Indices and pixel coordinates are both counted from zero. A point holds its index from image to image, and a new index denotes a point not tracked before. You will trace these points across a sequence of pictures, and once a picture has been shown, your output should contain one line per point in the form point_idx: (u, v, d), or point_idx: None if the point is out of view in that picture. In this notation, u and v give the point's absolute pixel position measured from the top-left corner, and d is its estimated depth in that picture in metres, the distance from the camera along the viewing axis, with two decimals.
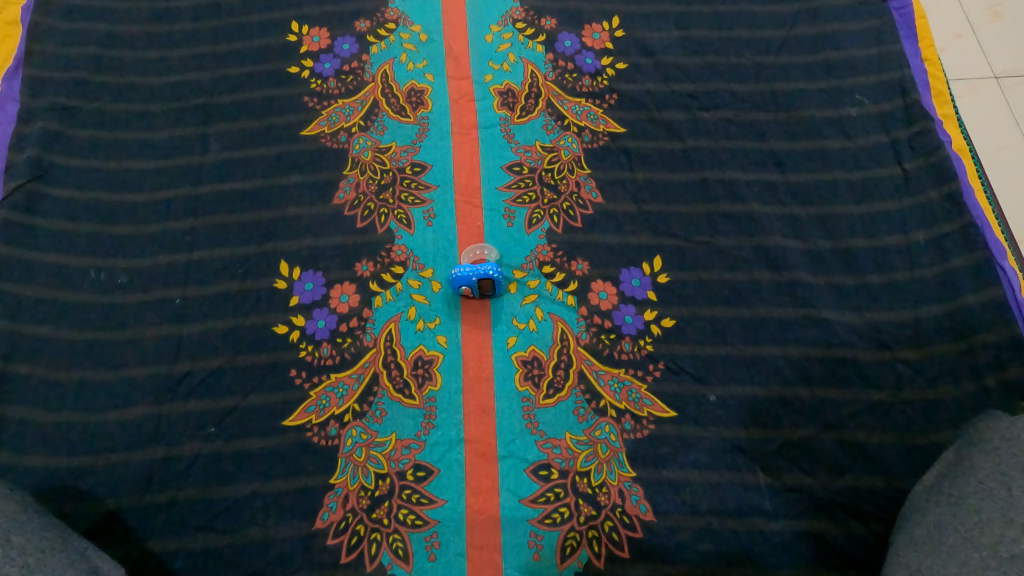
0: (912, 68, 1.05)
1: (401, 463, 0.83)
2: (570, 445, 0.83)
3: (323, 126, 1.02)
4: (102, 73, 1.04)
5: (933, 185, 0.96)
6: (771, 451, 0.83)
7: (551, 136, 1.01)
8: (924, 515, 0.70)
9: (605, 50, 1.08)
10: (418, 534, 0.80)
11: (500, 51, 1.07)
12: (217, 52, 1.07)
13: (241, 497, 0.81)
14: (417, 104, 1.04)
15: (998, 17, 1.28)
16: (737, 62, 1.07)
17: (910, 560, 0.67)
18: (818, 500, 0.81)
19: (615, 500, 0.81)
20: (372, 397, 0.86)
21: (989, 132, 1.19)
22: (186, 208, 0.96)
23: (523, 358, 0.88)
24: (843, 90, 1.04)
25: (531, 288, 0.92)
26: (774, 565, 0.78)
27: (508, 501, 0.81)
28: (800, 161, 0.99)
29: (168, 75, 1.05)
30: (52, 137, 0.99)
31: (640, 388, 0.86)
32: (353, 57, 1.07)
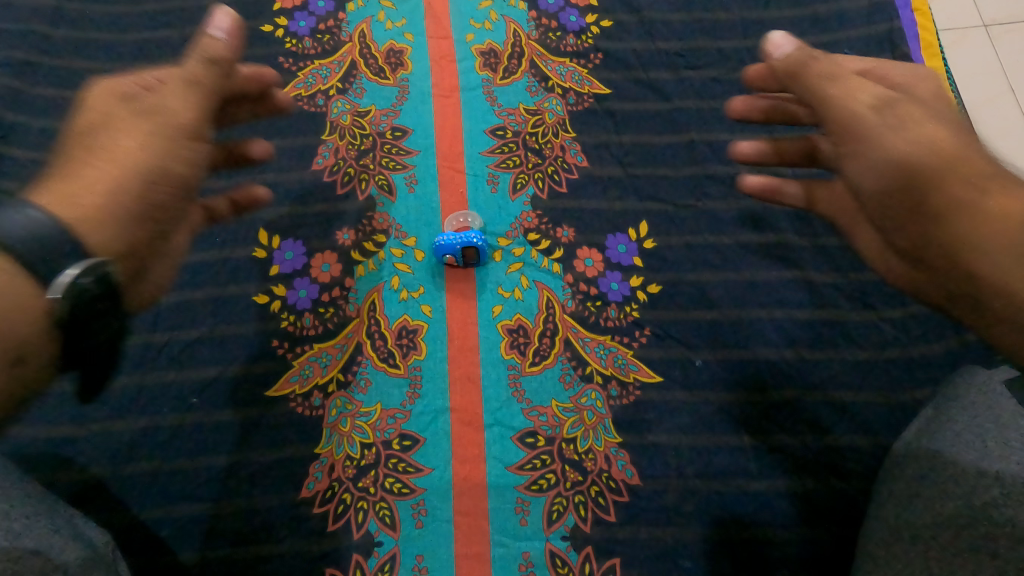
0: (903, 20, 1.03)
1: (387, 433, 0.82)
2: (556, 413, 0.83)
3: (300, 88, 0.98)
4: (62, 29, 1.00)
5: None
6: (755, 413, 0.83)
7: (535, 98, 0.99)
8: (901, 471, 0.71)
9: (589, 7, 1.05)
10: (405, 502, 0.80)
11: (481, 10, 1.04)
12: (185, 8, 1.03)
13: (226, 467, 0.80)
14: (396, 65, 1.00)
15: None
16: (724, 18, 1.05)
17: (885, 514, 0.68)
18: (801, 460, 0.81)
19: (601, 465, 0.81)
20: (356, 366, 0.85)
21: (979, 86, 1.17)
22: None
23: (509, 326, 0.87)
24: (832, 45, 1.02)
25: (516, 256, 0.91)
26: (758, 524, 0.79)
27: (495, 468, 0.81)
28: None
29: (134, 32, 1.01)
30: (11, 96, 0.95)
31: (626, 355, 0.86)
32: (329, 15, 1.03)
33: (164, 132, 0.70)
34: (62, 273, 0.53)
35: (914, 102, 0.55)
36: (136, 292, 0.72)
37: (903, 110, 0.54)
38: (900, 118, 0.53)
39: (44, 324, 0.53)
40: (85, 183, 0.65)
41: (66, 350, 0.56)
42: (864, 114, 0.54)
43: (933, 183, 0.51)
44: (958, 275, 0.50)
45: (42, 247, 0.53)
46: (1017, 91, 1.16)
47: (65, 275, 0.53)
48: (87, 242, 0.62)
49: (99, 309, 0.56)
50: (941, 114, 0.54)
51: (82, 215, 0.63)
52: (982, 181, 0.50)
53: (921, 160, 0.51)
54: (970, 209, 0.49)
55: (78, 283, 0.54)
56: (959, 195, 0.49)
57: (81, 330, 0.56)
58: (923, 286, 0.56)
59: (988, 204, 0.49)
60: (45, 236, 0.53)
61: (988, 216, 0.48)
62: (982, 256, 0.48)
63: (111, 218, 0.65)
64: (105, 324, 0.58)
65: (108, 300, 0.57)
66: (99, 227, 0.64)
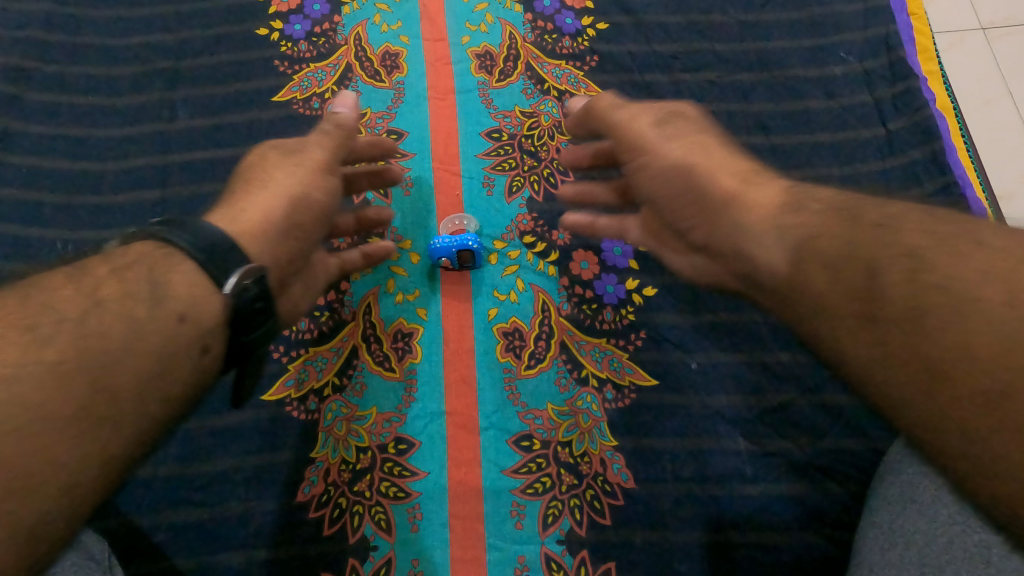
0: (898, 24, 1.03)
1: (382, 436, 0.82)
2: (552, 416, 0.83)
3: (295, 92, 0.98)
4: (59, 34, 1.01)
5: (916, 146, 0.96)
6: (751, 416, 0.83)
7: (530, 100, 0.99)
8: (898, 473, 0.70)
9: (585, 9, 1.05)
10: (400, 506, 0.79)
11: (477, 12, 1.04)
12: (181, 12, 1.03)
13: (221, 472, 0.80)
14: (392, 68, 1.00)
15: None
16: (720, 20, 1.05)
17: (882, 520, 0.68)
18: (797, 463, 0.81)
19: (596, 469, 0.81)
20: (351, 370, 0.85)
21: (975, 87, 1.17)
22: (155, 176, 0.93)
23: (504, 329, 0.87)
24: (827, 48, 1.03)
25: (511, 259, 0.90)
26: (753, 528, 0.79)
27: (490, 471, 0.81)
28: (782, 123, 0.98)
29: (130, 36, 1.01)
30: (10, 102, 0.96)
31: (622, 358, 0.86)
32: (324, 18, 1.03)
33: (313, 165, 0.70)
34: (229, 278, 0.55)
35: (685, 121, 0.68)
36: (291, 310, 0.69)
37: (680, 124, 0.67)
38: (677, 128, 0.66)
39: (214, 322, 0.53)
40: (247, 204, 0.64)
41: (231, 353, 0.56)
42: (647, 132, 0.67)
43: (701, 172, 0.61)
44: (722, 251, 0.58)
45: (212, 249, 0.55)
46: (1015, 94, 1.16)
47: (230, 278, 0.54)
48: (248, 254, 0.59)
49: (258, 309, 0.56)
50: (709, 135, 0.67)
51: (248, 229, 0.62)
52: (743, 174, 0.60)
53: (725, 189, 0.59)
54: (725, 192, 0.58)
55: (242, 286, 0.54)
56: (724, 182, 0.60)
57: (243, 330, 0.55)
58: (713, 276, 0.62)
59: (743, 189, 0.58)
60: (213, 241, 0.56)
61: (739, 197, 0.57)
62: (741, 235, 0.56)
63: (264, 232, 0.62)
64: (266, 330, 0.58)
65: (267, 305, 0.57)
66: (259, 238, 0.62)
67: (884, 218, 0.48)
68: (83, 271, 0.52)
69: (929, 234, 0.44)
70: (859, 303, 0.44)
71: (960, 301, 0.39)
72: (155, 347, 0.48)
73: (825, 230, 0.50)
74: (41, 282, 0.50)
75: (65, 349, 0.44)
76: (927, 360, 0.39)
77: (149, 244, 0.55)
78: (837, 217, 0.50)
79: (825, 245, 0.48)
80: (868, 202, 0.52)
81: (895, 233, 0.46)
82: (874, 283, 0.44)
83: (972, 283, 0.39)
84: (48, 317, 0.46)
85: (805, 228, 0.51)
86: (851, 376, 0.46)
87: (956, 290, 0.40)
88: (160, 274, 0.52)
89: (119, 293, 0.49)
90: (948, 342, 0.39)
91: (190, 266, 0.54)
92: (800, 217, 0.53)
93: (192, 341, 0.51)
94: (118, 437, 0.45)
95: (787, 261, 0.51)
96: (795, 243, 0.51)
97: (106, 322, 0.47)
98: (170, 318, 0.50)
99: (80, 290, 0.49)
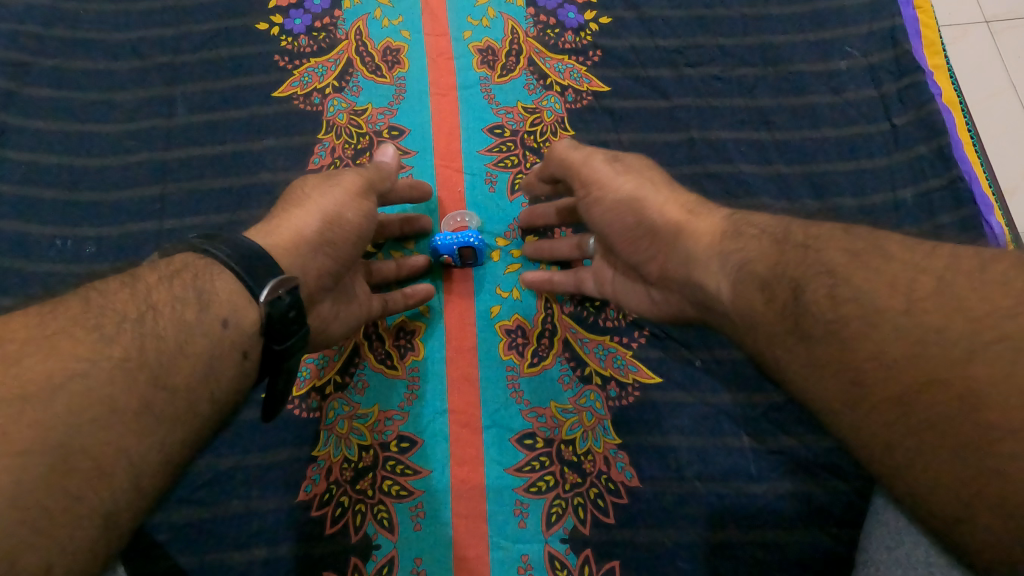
0: (905, 18, 1.03)
1: (384, 435, 0.81)
2: (556, 414, 0.83)
3: (296, 87, 0.97)
4: (56, 29, 1.00)
5: (922, 141, 0.95)
6: (755, 414, 0.83)
7: (533, 96, 0.98)
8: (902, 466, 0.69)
9: (588, 3, 1.04)
10: (403, 505, 0.79)
11: (479, 6, 1.03)
12: (179, 6, 1.02)
13: (223, 470, 0.80)
14: (393, 63, 0.99)
15: None
16: (724, 14, 1.04)
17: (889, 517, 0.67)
18: (801, 461, 0.81)
19: (600, 467, 0.80)
20: (353, 368, 0.84)
21: (981, 81, 1.16)
22: (154, 173, 0.93)
23: (507, 327, 0.87)
24: (832, 43, 1.02)
25: (514, 257, 0.90)
26: (758, 527, 0.78)
27: (493, 470, 0.81)
28: (787, 118, 0.97)
29: (128, 31, 1.01)
30: (7, 98, 0.95)
31: (625, 355, 0.85)
32: (325, 13, 1.02)
33: (348, 188, 0.69)
34: (264, 287, 0.54)
35: (629, 162, 0.74)
36: (318, 327, 0.67)
37: (618, 165, 0.73)
38: (619, 168, 0.73)
39: (252, 329, 0.54)
40: (283, 220, 0.64)
41: (264, 360, 0.56)
42: (597, 167, 0.73)
43: (646, 206, 0.68)
44: (676, 278, 0.66)
45: (252, 258, 0.55)
46: (1018, 87, 1.15)
47: (265, 287, 0.54)
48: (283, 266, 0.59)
49: (292, 318, 0.55)
50: (651, 167, 0.74)
51: (282, 241, 0.61)
52: (688, 206, 0.67)
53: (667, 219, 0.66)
54: (674, 224, 0.65)
55: (276, 295, 0.54)
56: (668, 215, 0.67)
57: (277, 338, 0.55)
58: (672, 305, 0.70)
59: (688, 219, 0.65)
60: (251, 251, 0.56)
61: (681, 228, 0.65)
62: (697, 261, 0.62)
63: (302, 248, 0.62)
64: (299, 341, 0.57)
65: (300, 314, 0.56)
66: (292, 251, 0.61)
67: (806, 238, 0.55)
68: (135, 277, 0.54)
69: (848, 252, 0.51)
70: (786, 320, 0.51)
71: (870, 315, 0.46)
72: (202, 350, 0.51)
73: (761, 254, 0.56)
74: (99, 285, 0.53)
75: (129, 347, 0.48)
76: (850, 371, 0.46)
77: (191, 254, 0.56)
78: (768, 239, 0.57)
79: (761, 268, 0.55)
80: (796, 223, 0.58)
81: (817, 255, 0.52)
82: (800, 299, 0.51)
83: (880, 298, 0.46)
84: (111, 318, 0.49)
85: (740, 251, 0.58)
86: (817, 406, 0.49)
87: (866, 303, 0.46)
88: (205, 281, 0.54)
89: (168, 298, 0.52)
90: (863, 354, 0.45)
91: (230, 276, 0.55)
92: (739, 241, 0.59)
93: (233, 346, 0.53)
94: (175, 433, 0.48)
95: (727, 284, 0.58)
96: (733, 265, 0.58)
97: (160, 326, 0.50)
98: (214, 324, 0.52)
99: (134, 293, 0.52)
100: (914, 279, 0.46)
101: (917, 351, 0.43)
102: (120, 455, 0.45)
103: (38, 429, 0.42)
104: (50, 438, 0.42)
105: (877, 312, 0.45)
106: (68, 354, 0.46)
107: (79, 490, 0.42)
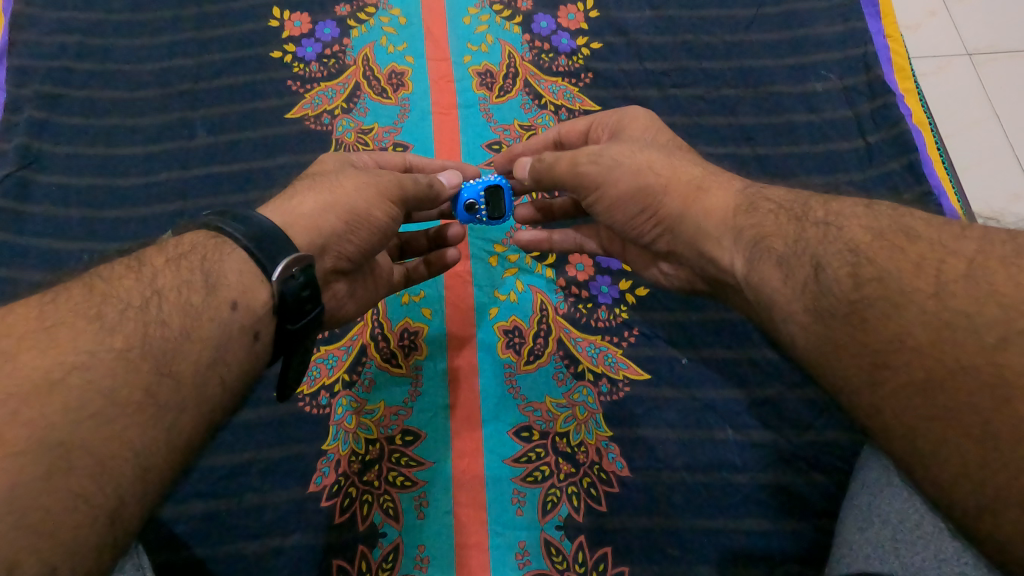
0: (876, 45, 1.10)
1: (390, 428, 0.87)
2: (551, 408, 0.88)
3: (307, 109, 1.05)
4: (85, 62, 1.08)
5: (894, 157, 1.01)
6: (739, 408, 0.88)
7: (529, 114, 1.05)
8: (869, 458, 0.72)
9: (580, 30, 1.11)
10: (407, 494, 0.84)
11: (478, 33, 1.10)
12: (199, 38, 1.10)
13: (238, 464, 0.84)
14: (398, 86, 1.07)
15: None
16: (708, 40, 1.11)
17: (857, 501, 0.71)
18: (783, 454, 0.85)
19: (593, 458, 0.85)
20: (361, 366, 0.90)
21: (964, 111, 1.23)
22: (175, 191, 0.99)
23: (505, 328, 0.92)
24: (809, 66, 1.09)
25: (511, 262, 0.96)
26: (743, 516, 0.83)
27: (492, 461, 0.86)
28: (767, 135, 1.04)
29: (152, 62, 1.08)
30: (40, 126, 1.02)
31: (616, 353, 0.90)
32: (334, 41, 1.10)
33: (380, 186, 0.70)
34: (277, 265, 0.56)
35: (629, 144, 0.73)
36: (330, 305, 0.73)
37: (619, 151, 0.72)
38: (622, 156, 0.71)
39: (262, 309, 0.56)
40: (306, 198, 0.66)
41: (277, 340, 0.59)
42: (584, 159, 0.73)
43: (655, 203, 0.69)
44: (689, 259, 0.71)
45: (264, 240, 0.57)
46: (1002, 117, 1.22)
47: (279, 265, 0.56)
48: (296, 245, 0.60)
49: (305, 298, 0.57)
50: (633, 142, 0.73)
51: (301, 227, 0.63)
52: (693, 182, 0.68)
53: (676, 210, 0.68)
54: (679, 213, 0.68)
55: (289, 274, 0.56)
56: (674, 206, 0.68)
57: (291, 318, 0.57)
58: (682, 274, 0.77)
59: (692, 204, 0.67)
60: (265, 231, 0.58)
61: (685, 215, 0.67)
62: (710, 236, 0.66)
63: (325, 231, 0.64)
64: (312, 319, 0.60)
65: (314, 293, 0.58)
66: (310, 232, 0.63)
67: (826, 216, 0.58)
68: (140, 262, 0.56)
69: (869, 230, 0.53)
70: (803, 296, 0.54)
71: (896, 296, 0.48)
72: (211, 334, 0.53)
73: (779, 231, 0.60)
74: (103, 272, 0.55)
75: (130, 337, 0.49)
76: (877, 353, 0.48)
77: (201, 235, 0.58)
78: (786, 216, 0.61)
79: (779, 245, 0.58)
80: (813, 200, 0.62)
81: (839, 232, 0.55)
82: (818, 277, 0.53)
83: (906, 280, 0.48)
84: (114, 308, 0.51)
85: (757, 227, 0.62)
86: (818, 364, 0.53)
87: (892, 284, 0.49)
88: (212, 263, 0.56)
89: (174, 283, 0.54)
90: (885, 334, 0.48)
91: (240, 254, 0.57)
92: (755, 216, 0.63)
93: (244, 327, 0.55)
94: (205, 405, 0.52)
95: (743, 258, 0.62)
96: (749, 241, 0.61)
97: (165, 312, 0.52)
98: (223, 305, 0.54)
99: (140, 280, 0.54)
100: (943, 262, 0.48)
101: (943, 336, 0.45)
102: (126, 445, 0.46)
103: (38, 425, 0.43)
104: (48, 435, 0.43)
105: (902, 294, 0.48)
106: (68, 347, 0.47)
107: (80, 482, 0.43)
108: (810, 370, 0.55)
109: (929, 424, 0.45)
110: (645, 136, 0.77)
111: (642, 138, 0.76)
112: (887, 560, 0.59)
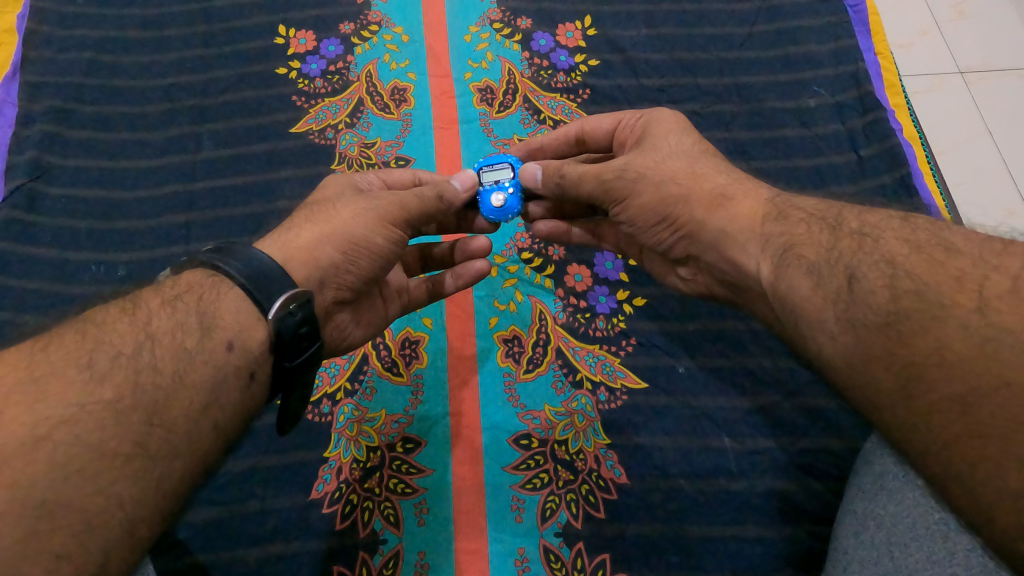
0: (867, 62, 1.13)
1: (390, 436, 0.88)
2: (549, 416, 0.89)
3: (311, 124, 1.07)
4: (96, 77, 1.10)
5: (886, 170, 1.03)
6: (735, 417, 0.89)
7: (528, 129, 1.07)
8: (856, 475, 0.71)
9: (578, 48, 1.14)
10: (407, 501, 0.85)
11: (478, 50, 1.13)
12: (207, 55, 1.13)
13: (240, 471, 0.85)
14: (400, 102, 1.09)
15: (961, 15, 1.36)
16: (702, 58, 1.14)
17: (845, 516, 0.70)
18: (778, 461, 0.87)
19: (591, 465, 0.86)
20: (362, 375, 0.91)
21: (958, 127, 1.25)
22: (181, 202, 1.02)
23: (504, 337, 0.94)
24: (802, 83, 1.12)
25: (510, 273, 0.98)
26: (739, 522, 0.84)
27: (491, 468, 0.87)
28: (762, 149, 1.06)
29: (160, 78, 1.11)
30: (50, 139, 1.04)
31: (613, 362, 0.92)
32: (338, 58, 1.12)
33: (380, 211, 0.70)
34: (275, 303, 0.57)
35: (651, 156, 0.74)
36: (335, 335, 0.75)
37: (642, 162, 0.73)
38: (646, 167, 0.73)
39: (259, 349, 0.58)
40: (303, 231, 0.68)
41: (275, 377, 0.60)
42: (612, 164, 0.75)
43: (676, 213, 0.71)
44: (707, 262, 0.72)
45: (262, 279, 0.58)
46: (994, 133, 1.24)
47: (276, 303, 0.57)
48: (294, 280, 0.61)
49: (303, 335, 0.58)
50: (660, 151, 0.74)
51: (297, 259, 0.66)
52: (719, 190, 0.70)
53: (701, 220, 0.70)
54: (697, 224, 0.70)
55: (286, 311, 0.57)
56: (696, 215, 0.70)
57: (288, 355, 0.58)
58: (700, 280, 0.77)
59: (718, 212, 0.69)
60: (263, 270, 0.58)
61: (707, 223, 0.69)
62: (736, 241, 0.67)
63: (318, 263, 0.66)
64: (312, 354, 0.60)
65: (311, 330, 0.59)
66: (308, 265, 0.66)
67: (862, 227, 0.59)
68: (136, 303, 0.57)
69: (907, 243, 0.55)
70: (836, 306, 0.55)
71: (934, 309, 0.49)
72: (204, 377, 0.54)
73: (810, 241, 0.61)
74: (97, 315, 0.56)
75: (115, 378, 0.50)
76: (910, 365, 0.49)
77: (200, 273, 0.59)
78: (819, 225, 0.62)
79: (810, 254, 0.59)
80: (847, 211, 0.63)
81: (876, 245, 0.56)
82: (852, 288, 0.54)
83: (945, 293, 0.49)
84: (106, 355, 0.52)
85: (787, 236, 0.63)
86: (843, 360, 0.54)
87: (929, 297, 0.49)
88: (209, 304, 0.57)
89: (168, 326, 0.55)
90: (926, 346, 0.48)
91: (238, 293, 0.58)
92: (785, 225, 0.64)
93: (240, 369, 0.57)
94: (209, 413, 0.54)
95: (769, 266, 0.63)
96: (779, 248, 0.62)
97: (157, 356, 0.53)
98: (220, 346, 0.56)
99: (134, 324, 0.55)
100: (986, 278, 0.48)
101: (985, 349, 0.46)
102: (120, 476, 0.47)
103: (20, 486, 0.44)
104: (33, 490, 0.44)
105: (941, 307, 0.48)
106: (55, 396, 0.48)
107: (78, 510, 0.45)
108: (833, 366, 0.56)
109: (962, 440, 0.46)
110: (670, 143, 0.75)
111: (667, 146, 0.75)
112: (885, 559, 0.59)
